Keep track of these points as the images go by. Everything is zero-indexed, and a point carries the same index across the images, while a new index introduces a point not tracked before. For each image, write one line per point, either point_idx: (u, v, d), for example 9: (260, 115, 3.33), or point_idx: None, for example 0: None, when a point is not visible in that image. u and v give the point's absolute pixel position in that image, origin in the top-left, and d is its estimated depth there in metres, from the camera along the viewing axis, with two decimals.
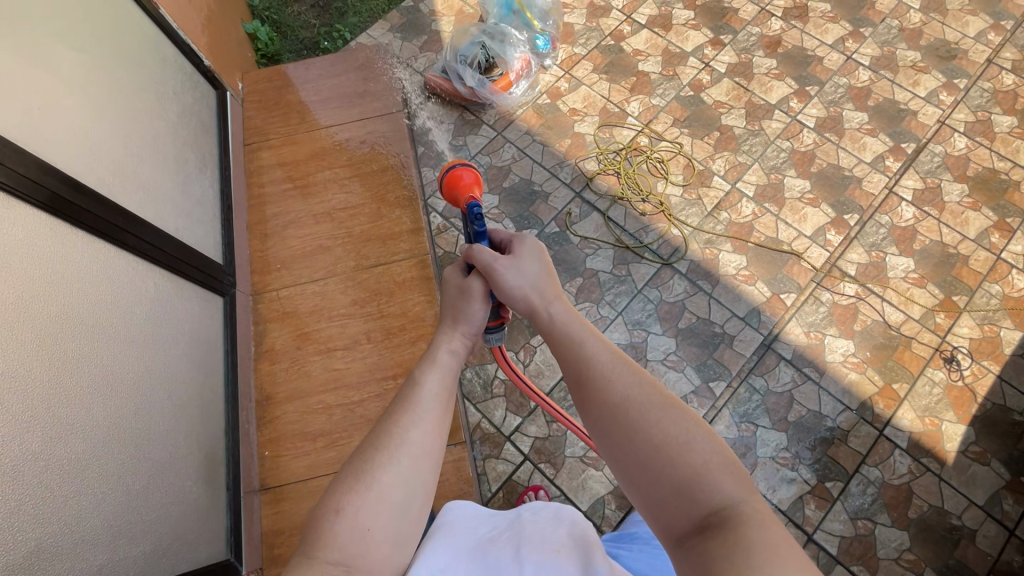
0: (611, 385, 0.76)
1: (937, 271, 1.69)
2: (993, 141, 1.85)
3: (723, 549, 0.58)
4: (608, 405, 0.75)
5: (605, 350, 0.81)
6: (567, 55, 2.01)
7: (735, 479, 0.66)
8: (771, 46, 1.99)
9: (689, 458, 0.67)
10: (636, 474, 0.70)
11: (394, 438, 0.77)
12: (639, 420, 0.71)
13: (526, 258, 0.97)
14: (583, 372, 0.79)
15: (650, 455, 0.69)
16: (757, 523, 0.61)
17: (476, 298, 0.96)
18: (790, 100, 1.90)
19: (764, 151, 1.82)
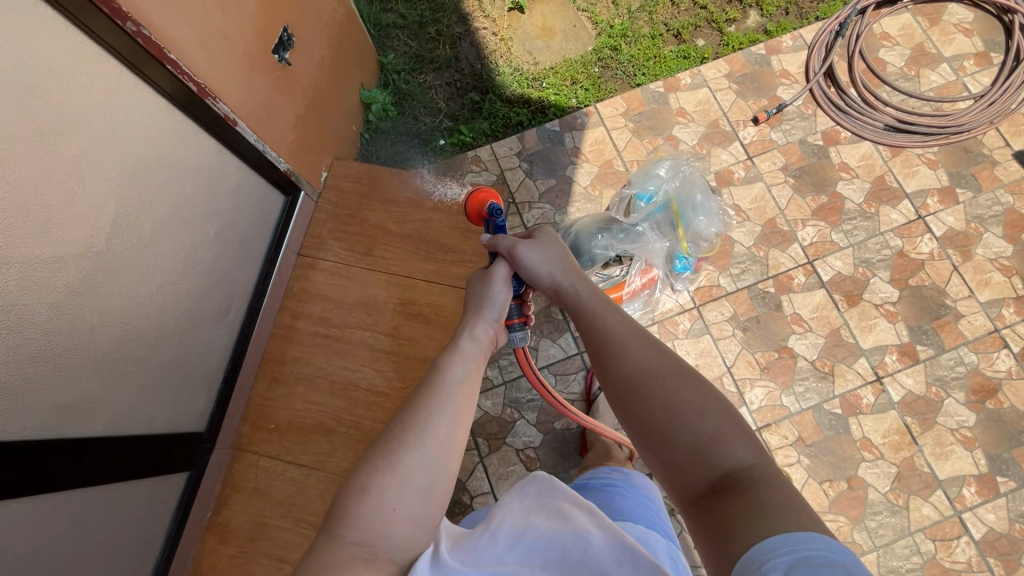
0: (632, 358, 0.87)
1: None
2: None
3: (740, 507, 0.66)
4: (627, 380, 0.86)
5: (625, 325, 0.93)
6: (707, 282, 1.56)
7: (743, 443, 0.75)
8: (980, 391, 1.44)
9: (703, 429, 0.77)
10: (651, 440, 0.80)
11: (418, 424, 0.81)
12: (655, 393, 0.82)
13: (549, 246, 1.08)
14: (609, 348, 0.91)
15: (665, 424, 0.79)
16: (768, 479, 0.70)
17: (499, 282, 1.08)
18: (966, 485, 1.38)
19: (892, 542, 1.35)
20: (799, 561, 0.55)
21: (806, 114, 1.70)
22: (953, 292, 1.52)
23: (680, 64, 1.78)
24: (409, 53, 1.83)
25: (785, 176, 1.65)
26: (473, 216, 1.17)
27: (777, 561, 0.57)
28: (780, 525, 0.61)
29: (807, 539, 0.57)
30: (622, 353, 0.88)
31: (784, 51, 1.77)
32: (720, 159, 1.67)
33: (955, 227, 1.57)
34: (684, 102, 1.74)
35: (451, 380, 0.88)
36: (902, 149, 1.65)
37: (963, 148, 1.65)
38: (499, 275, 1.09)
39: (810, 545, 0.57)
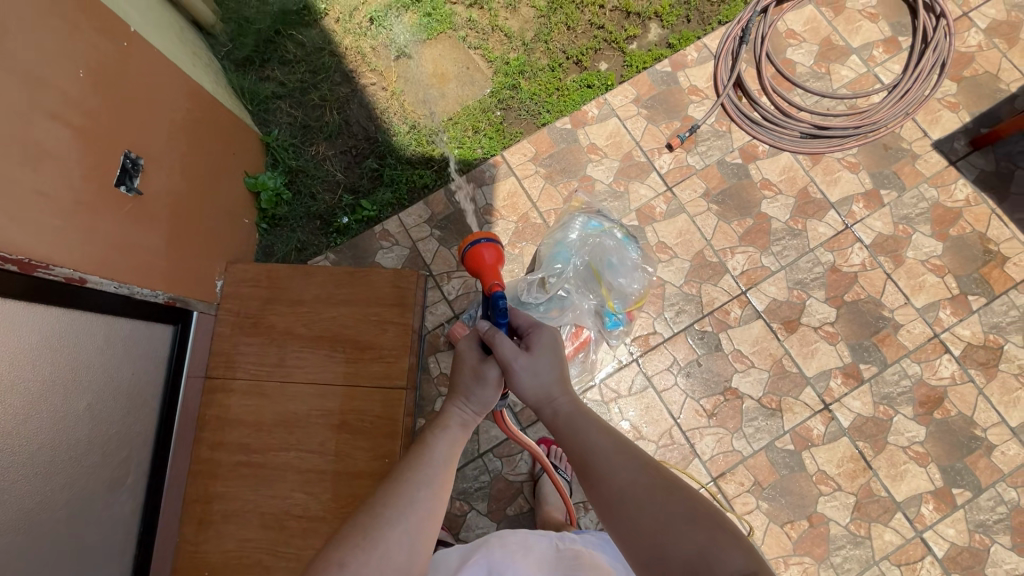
0: (612, 468, 0.73)
1: None
2: None
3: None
4: (609, 496, 0.72)
5: (603, 433, 0.78)
6: (643, 332, 1.49)
7: (742, 550, 0.64)
8: (927, 402, 1.42)
9: (692, 540, 0.65)
10: (647, 563, 0.66)
11: (404, 496, 0.69)
12: (643, 511, 0.69)
13: (548, 350, 0.85)
14: (588, 456, 0.76)
15: (657, 544, 0.66)
16: None
17: (492, 380, 0.84)
18: (923, 502, 1.37)
19: (859, 575, 1.33)
20: None
21: (720, 131, 1.62)
22: (890, 302, 1.48)
23: (584, 95, 1.67)
24: (295, 124, 1.68)
25: (707, 203, 1.57)
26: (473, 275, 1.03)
27: None
28: None
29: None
30: (602, 469, 0.73)
31: (689, 65, 1.67)
32: (640, 194, 1.58)
33: (884, 231, 1.53)
34: (595, 136, 1.63)
35: (439, 450, 0.76)
36: (822, 156, 1.59)
37: (882, 145, 1.59)
38: (484, 376, 0.83)
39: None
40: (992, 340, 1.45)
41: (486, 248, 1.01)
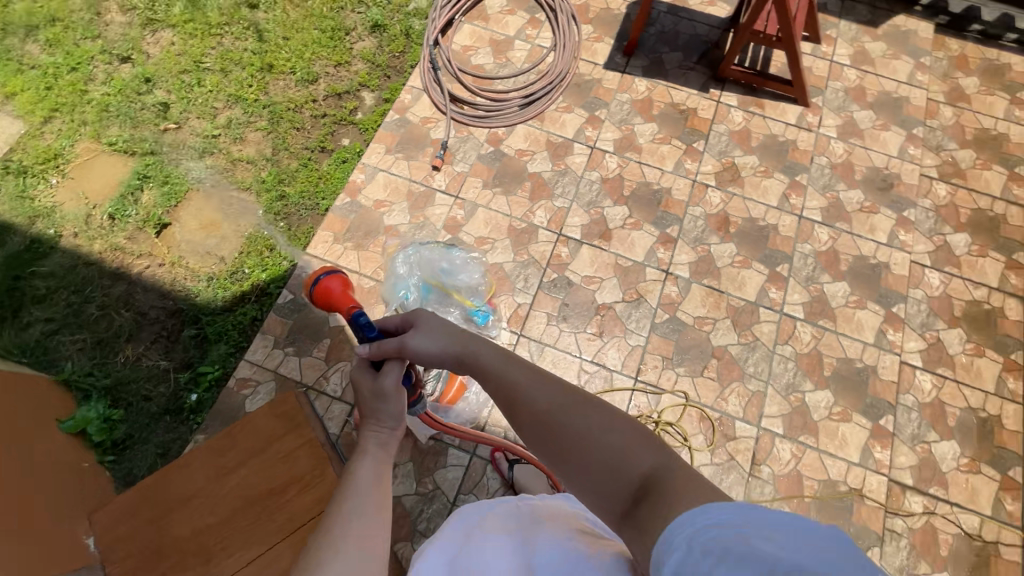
0: (530, 397, 0.72)
1: (990, 440, 1.56)
2: (961, 267, 1.78)
3: (653, 517, 0.56)
4: (532, 423, 0.71)
5: (519, 365, 0.76)
6: (511, 310, 1.63)
7: (653, 447, 0.64)
8: (721, 226, 1.78)
9: (610, 447, 0.65)
10: (577, 475, 0.67)
11: (334, 521, 0.67)
12: (561, 427, 0.68)
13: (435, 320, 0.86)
14: (506, 393, 0.74)
15: (577, 453, 0.66)
16: (680, 475, 0.59)
17: (392, 386, 0.85)
18: (768, 290, 1.69)
19: (771, 368, 1.59)
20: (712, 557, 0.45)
21: (463, 137, 1.89)
22: (654, 179, 1.84)
23: (345, 170, 1.82)
24: (86, 346, 1.55)
25: (491, 190, 1.81)
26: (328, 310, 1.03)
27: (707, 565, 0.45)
28: (704, 509, 0.51)
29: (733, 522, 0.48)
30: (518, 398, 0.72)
31: (410, 105, 1.93)
32: (437, 214, 1.76)
33: (617, 137, 1.91)
34: (374, 194, 1.79)
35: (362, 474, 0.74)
36: (544, 113, 1.94)
37: (575, 86, 2.00)
38: (382, 390, 0.84)
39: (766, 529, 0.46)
40: (728, 161, 1.88)
41: (331, 279, 1.03)
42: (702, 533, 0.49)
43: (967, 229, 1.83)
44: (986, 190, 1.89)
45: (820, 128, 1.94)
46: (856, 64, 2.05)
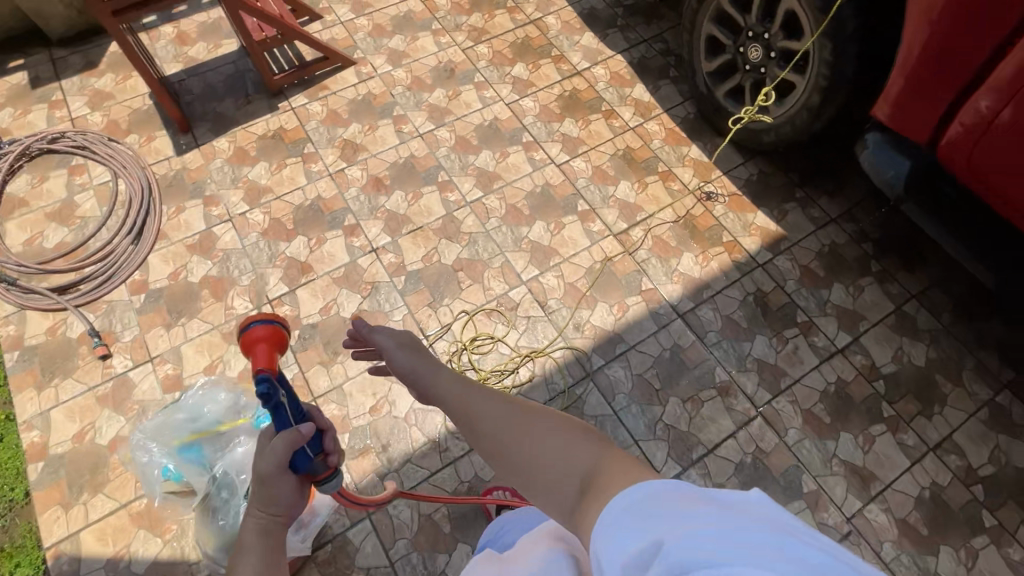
0: (490, 412, 0.79)
1: (636, 163, 2.08)
2: (534, 84, 2.25)
3: (595, 506, 0.61)
4: (492, 436, 0.77)
5: (481, 392, 0.83)
6: (290, 388, 1.58)
7: (591, 447, 0.71)
8: (378, 185, 1.93)
9: (557, 447, 0.71)
10: (530, 475, 0.73)
11: None
12: (517, 444, 0.75)
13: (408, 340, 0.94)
14: (472, 414, 0.81)
15: (528, 461, 0.73)
16: (616, 468, 0.66)
17: (280, 466, 0.77)
18: (447, 197, 1.92)
19: (495, 241, 1.84)
20: (665, 530, 0.50)
21: (105, 310, 1.69)
22: (300, 198, 1.90)
23: (11, 443, 1.51)
24: None
25: (177, 323, 1.66)
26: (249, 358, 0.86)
27: (661, 526, 0.51)
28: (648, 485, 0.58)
29: (683, 493, 0.56)
30: (483, 417, 0.79)
31: (23, 333, 1.65)
32: (146, 389, 1.56)
33: (242, 195, 1.90)
34: (64, 436, 1.51)
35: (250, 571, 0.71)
36: (161, 230, 1.82)
37: (167, 188, 1.90)
38: (264, 472, 0.76)
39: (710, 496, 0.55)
40: (340, 142, 2.02)
41: (256, 327, 0.87)
42: (643, 497, 0.57)
43: (517, 60, 2.31)
44: (504, 29, 2.39)
45: (378, 70, 2.20)
46: (359, 14, 2.36)
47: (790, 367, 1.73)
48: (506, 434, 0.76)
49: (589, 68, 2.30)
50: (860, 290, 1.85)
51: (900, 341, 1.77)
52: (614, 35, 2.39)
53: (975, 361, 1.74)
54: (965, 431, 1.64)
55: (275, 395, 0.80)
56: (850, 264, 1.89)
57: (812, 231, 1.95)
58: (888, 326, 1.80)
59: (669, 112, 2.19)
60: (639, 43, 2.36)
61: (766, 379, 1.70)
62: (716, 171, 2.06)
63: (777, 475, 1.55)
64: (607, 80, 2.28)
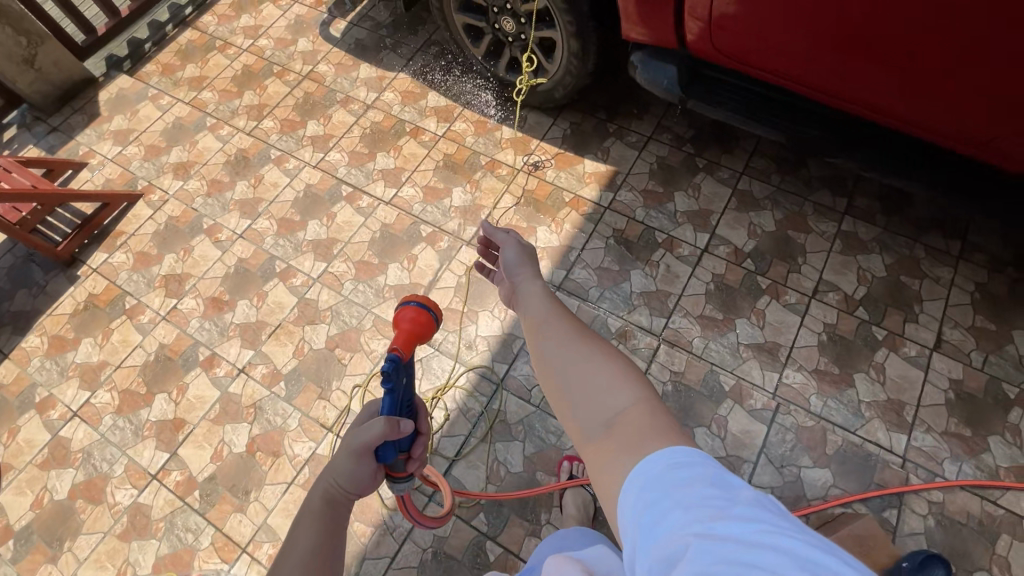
0: (561, 337, 0.88)
1: (460, 167, 2.08)
2: (333, 135, 2.19)
3: (623, 447, 0.69)
4: (554, 355, 0.86)
5: (563, 321, 0.92)
6: (213, 553, 1.45)
7: (636, 387, 0.78)
8: (217, 305, 1.80)
9: (607, 386, 0.78)
10: (568, 396, 0.81)
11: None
12: (573, 368, 0.83)
13: (518, 262, 1.10)
14: (546, 334, 0.90)
15: (572, 384, 0.81)
16: (644, 418, 0.72)
17: (370, 442, 0.85)
18: (293, 283, 1.83)
19: (358, 303, 1.78)
20: (698, 496, 0.56)
21: None
22: (139, 355, 1.73)
23: None
24: None
25: (63, 551, 1.48)
26: (407, 344, 0.98)
27: (694, 489, 0.57)
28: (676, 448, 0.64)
29: (716, 477, 0.58)
30: (556, 337, 0.87)
31: None
32: None
33: (74, 382, 1.70)
34: None
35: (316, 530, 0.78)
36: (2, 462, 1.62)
37: None
38: (362, 450, 0.85)
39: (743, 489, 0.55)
40: (159, 279, 1.86)
41: (407, 309, 0.99)
42: (676, 461, 0.61)
43: (306, 119, 2.23)
44: (282, 95, 2.31)
45: (169, 191, 2.06)
46: (126, 144, 2.20)
47: (671, 286, 1.79)
48: (569, 356, 0.84)
49: (379, 97, 2.27)
50: (697, 189, 1.96)
51: (749, 217, 1.89)
52: (388, 56, 2.37)
53: (813, 204, 1.89)
54: (831, 268, 1.79)
55: (392, 377, 0.90)
56: (680, 170, 2.00)
57: (638, 156, 2.04)
58: (734, 208, 1.91)
59: (469, 106, 2.20)
60: (414, 54, 2.36)
61: (655, 307, 1.76)
62: (533, 141, 2.10)
63: (699, 386, 1.62)
64: (400, 101, 2.26)
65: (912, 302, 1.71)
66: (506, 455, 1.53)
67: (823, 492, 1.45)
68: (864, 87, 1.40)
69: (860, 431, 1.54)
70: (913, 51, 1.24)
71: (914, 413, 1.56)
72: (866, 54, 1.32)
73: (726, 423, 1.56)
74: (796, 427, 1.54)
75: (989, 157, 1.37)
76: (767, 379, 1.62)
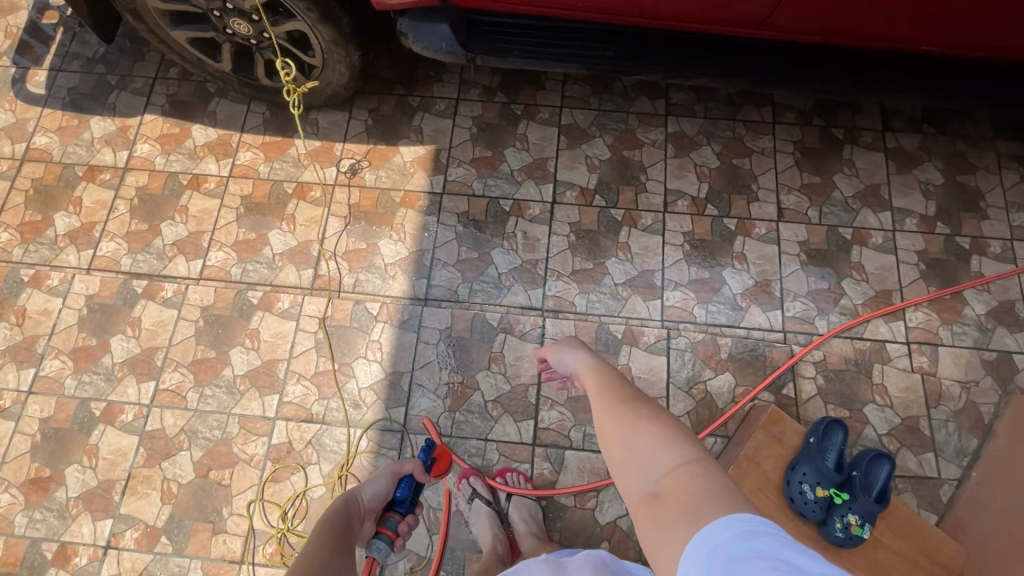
0: (614, 399, 0.87)
1: (264, 205, 1.77)
2: (92, 220, 1.76)
3: (679, 514, 0.64)
4: (607, 414, 0.85)
5: (621, 384, 0.92)
6: None
7: (689, 446, 0.75)
8: (40, 485, 1.48)
9: (654, 453, 0.74)
10: (615, 457, 0.79)
11: (321, 552, 1.00)
12: (620, 425, 0.81)
13: (566, 343, 1.13)
14: (603, 395, 0.90)
15: (620, 446, 0.79)
16: (698, 478, 0.68)
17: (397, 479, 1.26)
18: (125, 420, 1.53)
19: (214, 410, 1.54)
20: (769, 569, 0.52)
21: None
22: None
23: None
24: None
25: None
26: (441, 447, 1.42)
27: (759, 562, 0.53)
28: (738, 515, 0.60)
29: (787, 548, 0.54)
30: (610, 401, 0.87)
31: None
32: None
33: None
34: None
35: (342, 524, 1.10)
36: None
37: None
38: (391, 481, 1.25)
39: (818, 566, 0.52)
40: None
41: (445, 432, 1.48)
42: (742, 531, 0.58)
43: (50, 213, 1.77)
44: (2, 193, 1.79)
45: None
46: None
47: (536, 252, 1.71)
48: (621, 414, 0.83)
49: (131, 153, 1.84)
50: (526, 139, 1.84)
51: (583, 151, 1.82)
52: (121, 98, 1.90)
53: (636, 116, 1.85)
54: (672, 175, 1.78)
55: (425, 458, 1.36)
56: (501, 125, 1.85)
57: (453, 124, 1.86)
58: (566, 147, 1.83)
59: (247, 128, 1.85)
60: (152, 86, 1.91)
61: (528, 279, 1.68)
62: (336, 146, 1.83)
63: (595, 344, 1.60)
64: (159, 149, 1.84)
65: (749, 182, 1.77)
66: (437, 499, 1.46)
67: (729, 396, 1.53)
68: (637, 2, 1.37)
69: (743, 323, 1.61)
70: None
71: (780, 286, 1.66)
72: None
73: (629, 370, 1.57)
74: (691, 344, 1.59)
75: (764, 32, 1.43)
76: (652, 309, 1.63)
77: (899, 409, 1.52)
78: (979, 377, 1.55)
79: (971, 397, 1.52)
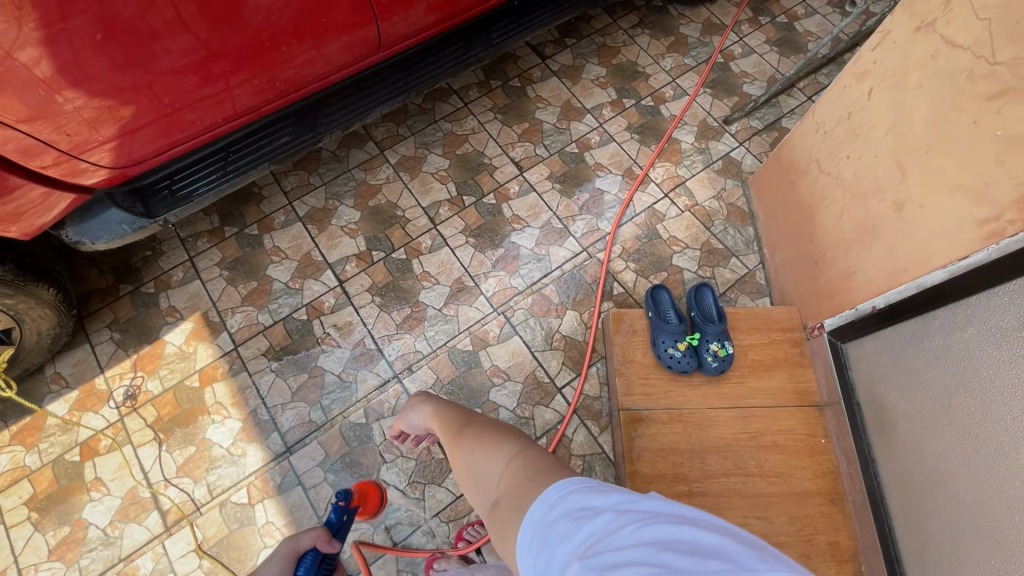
0: (462, 435, 1.03)
1: (57, 492, 1.49)
2: None
3: (512, 510, 0.81)
4: (459, 450, 1.01)
5: (466, 419, 1.08)
6: None
7: (519, 447, 0.92)
8: None
9: (494, 468, 0.91)
10: (473, 483, 0.95)
11: None
12: (470, 455, 0.98)
13: (410, 402, 1.27)
14: (454, 438, 1.05)
15: (473, 473, 0.95)
16: (524, 471, 0.85)
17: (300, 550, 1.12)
18: None
19: None
20: (577, 522, 0.66)
21: None
22: None
23: None
24: None
25: None
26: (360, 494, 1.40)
27: (567, 522, 0.67)
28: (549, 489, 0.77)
29: (591, 498, 0.69)
30: (460, 437, 1.03)
31: None
32: None
33: None
34: None
35: None
36: None
37: None
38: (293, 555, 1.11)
39: (612, 500, 0.67)
40: None
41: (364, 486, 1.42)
42: (559, 503, 0.72)
43: None
44: None
45: None
46: None
47: (356, 334, 1.68)
48: (467, 448, 0.99)
49: None
50: (279, 249, 1.80)
51: (335, 224, 1.83)
52: None
53: (359, 168, 1.91)
54: (421, 195, 1.87)
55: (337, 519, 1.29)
56: (248, 252, 1.79)
57: (203, 281, 1.75)
58: (318, 231, 1.82)
59: None
60: None
61: (366, 361, 1.64)
62: (97, 382, 1.61)
63: (457, 369, 1.62)
64: None
65: (482, 159, 1.93)
66: None
67: (582, 327, 1.66)
68: (272, 89, 1.39)
69: (554, 266, 1.76)
70: (266, 43, 1.27)
71: (558, 218, 1.83)
72: (241, 71, 1.29)
73: (498, 367, 1.62)
74: (528, 311, 1.69)
75: (395, 49, 1.55)
76: (481, 307, 1.70)
77: (693, 244, 1.78)
78: (723, 184, 1.87)
79: (727, 202, 1.83)
